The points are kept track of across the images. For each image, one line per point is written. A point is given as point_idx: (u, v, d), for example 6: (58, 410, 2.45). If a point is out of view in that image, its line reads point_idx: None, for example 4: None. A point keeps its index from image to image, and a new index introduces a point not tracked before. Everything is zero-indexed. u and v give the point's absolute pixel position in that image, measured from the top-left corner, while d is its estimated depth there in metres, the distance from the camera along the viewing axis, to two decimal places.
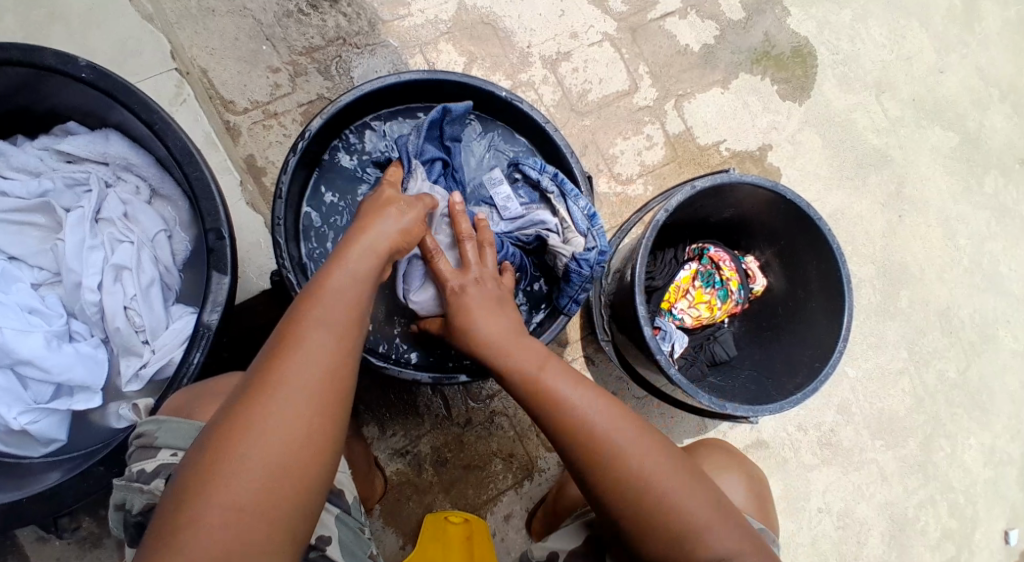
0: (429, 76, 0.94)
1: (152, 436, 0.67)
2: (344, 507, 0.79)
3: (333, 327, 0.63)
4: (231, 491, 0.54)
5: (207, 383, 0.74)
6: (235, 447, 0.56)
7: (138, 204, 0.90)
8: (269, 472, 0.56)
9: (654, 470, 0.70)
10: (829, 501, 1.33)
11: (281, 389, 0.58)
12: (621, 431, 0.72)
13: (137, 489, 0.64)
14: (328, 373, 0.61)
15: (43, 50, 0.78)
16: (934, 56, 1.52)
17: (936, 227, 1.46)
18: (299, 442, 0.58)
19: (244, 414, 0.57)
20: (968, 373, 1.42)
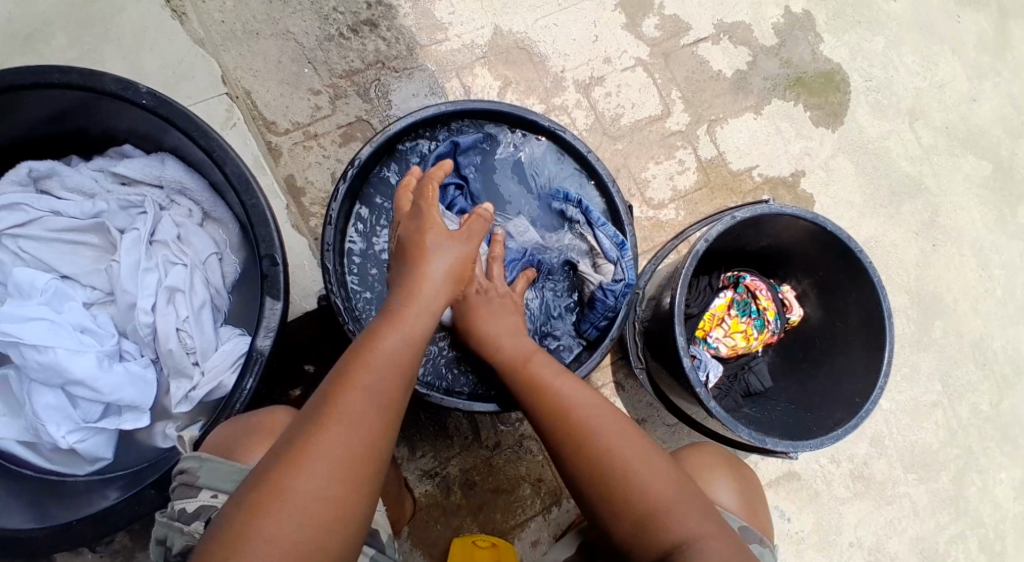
0: (474, 105, 0.95)
1: (193, 475, 0.69)
2: (378, 547, 0.79)
3: (390, 364, 0.64)
4: (282, 527, 0.54)
5: (248, 417, 0.76)
6: (289, 481, 0.56)
7: (191, 227, 0.92)
8: (321, 509, 0.56)
9: (652, 483, 0.71)
10: (860, 535, 1.31)
11: (337, 424, 0.59)
12: (620, 437, 0.74)
13: (177, 528, 0.64)
14: (385, 411, 0.61)
15: (104, 76, 0.80)
16: (967, 84, 1.51)
17: (969, 257, 1.44)
18: (349, 477, 0.58)
19: (300, 448, 0.57)
20: (1001, 406, 1.40)
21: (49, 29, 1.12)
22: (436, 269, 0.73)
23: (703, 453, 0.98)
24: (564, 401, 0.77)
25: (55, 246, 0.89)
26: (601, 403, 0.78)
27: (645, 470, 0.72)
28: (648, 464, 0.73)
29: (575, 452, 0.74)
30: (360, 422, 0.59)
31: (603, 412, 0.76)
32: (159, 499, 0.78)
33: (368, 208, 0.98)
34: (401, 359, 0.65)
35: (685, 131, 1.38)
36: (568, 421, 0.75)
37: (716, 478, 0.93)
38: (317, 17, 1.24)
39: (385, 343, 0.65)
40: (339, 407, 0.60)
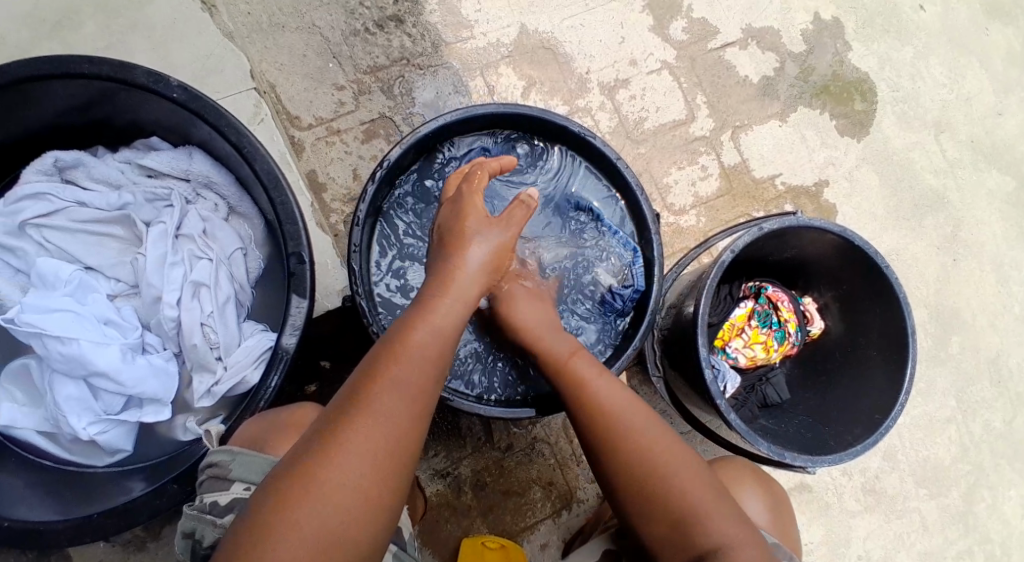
0: (502, 109, 0.94)
1: (226, 467, 0.68)
2: (401, 545, 0.78)
3: (427, 355, 0.64)
4: (314, 518, 0.54)
5: (277, 414, 0.76)
6: (322, 470, 0.56)
7: (216, 221, 0.92)
8: (353, 501, 0.56)
9: (689, 487, 0.73)
10: (868, 549, 1.30)
11: (372, 415, 0.59)
12: (655, 440, 0.76)
13: (209, 522, 0.64)
14: (420, 403, 0.62)
15: (136, 69, 0.80)
16: (994, 97, 1.49)
17: (989, 272, 1.42)
18: (380, 469, 0.58)
19: (335, 436, 0.58)
20: (1014, 424, 1.39)
21: (75, 17, 1.12)
22: (470, 259, 0.73)
23: (733, 465, 0.98)
24: (604, 402, 0.77)
25: (80, 237, 0.89)
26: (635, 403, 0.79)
27: (681, 471, 0.74)
28: (681, 468, 0.74)
29: (610, 450, 0.76)
30: (394, 413, 0.59)
31: (643, 416, 0.78)
32: (182, 494, 0.78)
33: (393, 213, 0.98)
34: (437, 351, 0.65)
35: (708, 137, 1.36)
36: (610, 422, 0.76)
37: (747, 490, 0.94)
38: (344, 11, 1.23)
39: (420, 334, 0.65)
40: (375, 397, 0.60)
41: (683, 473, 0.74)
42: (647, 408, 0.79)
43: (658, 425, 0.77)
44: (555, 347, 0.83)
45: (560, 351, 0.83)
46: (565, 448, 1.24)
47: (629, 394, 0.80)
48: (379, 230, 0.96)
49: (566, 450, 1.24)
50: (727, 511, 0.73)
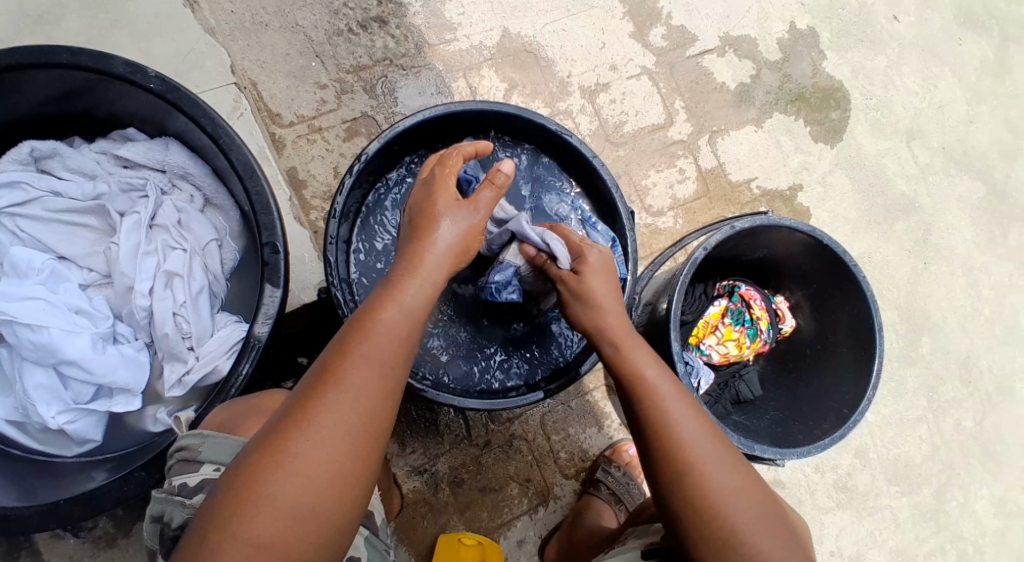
0: (471, 108, 0.95)
1: (195, 450, 0.68)
2: (373, 530, 0.78)
3: (394, 336, 0.65)
4: (286, 496, 0.55)
5: (249, 399, 0.76)
6: (288, 445, 0.57)
7: (192, 212, 0.93)
8: (323, 479, 0.57)
9: (753, 529, 0.65)
10: (841, 545, 1.32)
11: (341, 394, 0.60)
12: (721, 471, 0.68)
13: (178, 503, 0.64)
14: (388, 383, 0.63)
15: (114, 58, 0.81)
16: (965, 106, 1.53)
17: (959, 276, 1.46)
18: (350, 447, 0.59)
19: (306, 410, 0.59)
20: (984, 424, 1.42)
21: (58, 11, 1.13)
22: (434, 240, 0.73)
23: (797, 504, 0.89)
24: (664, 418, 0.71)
25: (53, 226, 0.90)
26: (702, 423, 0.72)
27: (744, 507, 0.66)
28: (742, 504, 0.66)
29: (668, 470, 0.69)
30: (363, 391, 0.61)
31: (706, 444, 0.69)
32: (149, 481, 0.79)
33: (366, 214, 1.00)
34: (403, 332, 0.66)
35: (686, 141, 1.39)
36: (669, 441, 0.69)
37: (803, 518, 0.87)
38: (328, 11, 1.25)
39: (386, 315, 0.66)
40: (344, 376, 0.61)
41: (744, 510, 0.66)
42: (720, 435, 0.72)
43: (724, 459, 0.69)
44: (629, 348, 0.77)
45: (631, 349, 0.77)
46: (543, 444, 1.25)
47: (699, 412, 0.73)
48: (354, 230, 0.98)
49: (543, 447, 1.25)
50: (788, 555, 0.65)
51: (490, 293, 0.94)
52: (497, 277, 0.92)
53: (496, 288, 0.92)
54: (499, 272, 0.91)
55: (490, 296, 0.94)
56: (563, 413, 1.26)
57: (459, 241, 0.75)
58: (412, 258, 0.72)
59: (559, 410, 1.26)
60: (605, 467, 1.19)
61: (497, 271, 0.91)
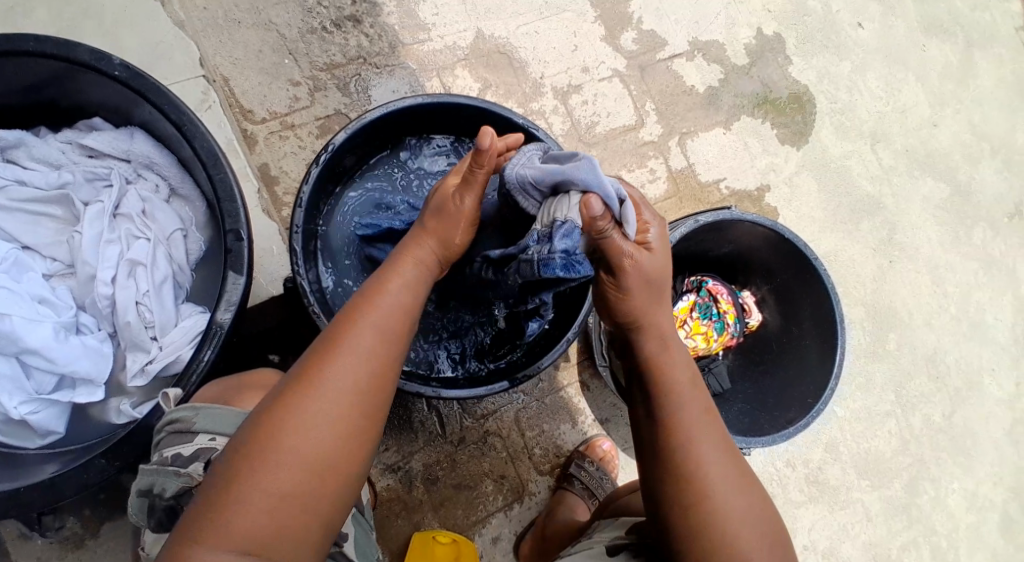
0: (435, 100, 0.97)
1: (188, 421, 0.68)
2: (359, 507, 0.79)
3: (395, 322, 0.65)
4: (279, 475, 0.56)
5: (238, 377, 0.77)
6: (285, 419, 0.57)
7: (157, 202, 0.93)
8: (319, 458, 0.57)
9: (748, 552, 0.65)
10: (814, 539, 1.34)
11: (333, 377, 0.59)
12: (729, 492, 0.67)
13: (172, 472, 0.65)
14: (387, 368, 0.63)
15: (79, 46, 0.81)
16: (928, 111, 1.58)
17: (924, 274, 1.50)
18: (342, 429, 0.59)
19: (301, 391, 0.58)
20: (952, 418, 1.45)
21: (26, 4, 1.12)
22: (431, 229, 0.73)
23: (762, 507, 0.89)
24: (679, 411, 0.71)
25: (15, 215, 0.89)
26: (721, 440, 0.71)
27: (746, 531, 0.66)
28: (743, 526, 0.66)
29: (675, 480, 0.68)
30: (355, 375, 0.60)
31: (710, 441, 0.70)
32: (110, 468, 0.77)
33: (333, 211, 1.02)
34: (403, 319, 0.66)
35: (657, 142, 1.42)
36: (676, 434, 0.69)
37: None
38: (301, 10, 1.26)
39: (385, 300, 0.66)
40: (343, 357, 0.60)
41: (744, 531, 0.66)
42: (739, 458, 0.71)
43: (725, 455, 0.70)
44: (669, 350, 0.74)
45: (673, 352, 0.74)
46: (517, 441, 1.25)
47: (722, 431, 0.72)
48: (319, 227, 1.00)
49: (518, 443, 1.25)
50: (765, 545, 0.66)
51: (543, 264, 0.67)
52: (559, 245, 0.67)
53: (561, 260, 0.67)
54: (563, 237, 0.68)
55: (541, 269, 0.68)
56: (537, 409, 1.26)
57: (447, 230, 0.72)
58: (413, 246, 0.72)
59: (533, 406, 1.26)
60: (578, 462, 1.20)
61: (561, 234, 0.68)
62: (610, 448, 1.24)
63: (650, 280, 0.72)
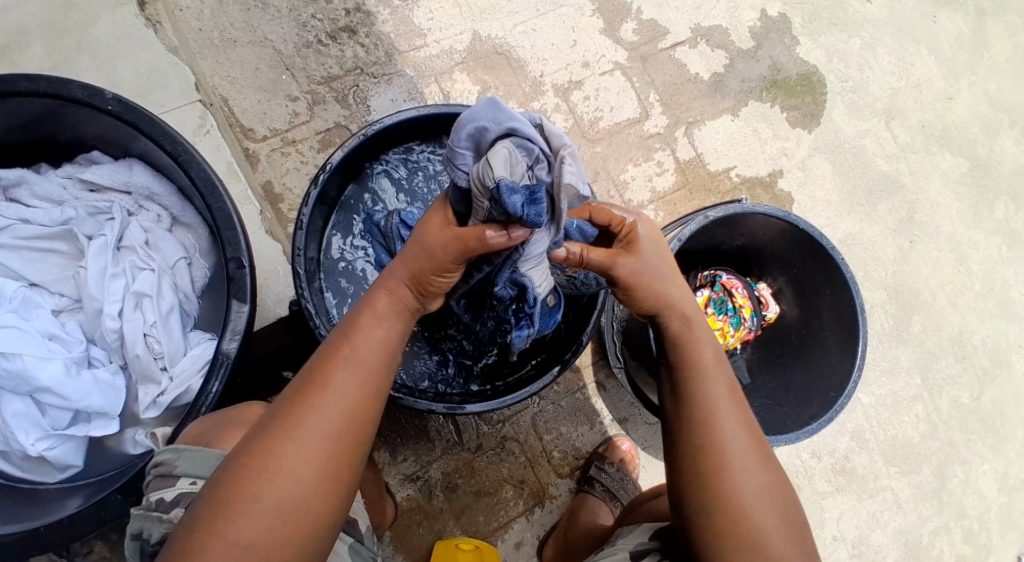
0: (428, 111, 0.97)
1: (171, 465, 0.68)
2: (358, 537, 0.77)
3: (376, 352, 0.65)
4: (269, 504, 0.57)
5: (228, 412, 0.75)
6: (269, 456, 0.58)
7: (159, 232, 0.95)
8: (309, 487, 0.58)
9: (773, 533, 0.64)
10: (843, 529, 1.31)
11: (318, 412, 0.60)
12: (749, 470, 0.67)
13: (156, 518, 0.64)
14: (371, 393, 0.64)
15: (71, 83, 0.82)
16: (944, 83, 1.53)
17: (946, 253, 1.46)
18: (327, 461, 0.60)
19: (289, 423, 0.60)
20: (981, 399, 1.41)
21: (22, 38, 1.13)
22: (409, 277, 0.69)
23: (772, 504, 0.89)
24: (705, 405, 0.70)
25: (22, 253, 0.90)
26: (744, 420, 0.70)
27: (769, 515, 0.64)
28: (763, 506, 0.65)
29: (694, 457, 0.68)
30: (341, 406, 0.61)
31: (740, 437, 0.68)
32: (127, 503, 0.80)
33: (334, 230, 1.02)
34: (384, 347, 0.66)
35: (663, 133, 1.39)
36: (697, 422, 0.69)
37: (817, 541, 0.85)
38: (296, 24, 1.25)
39: (365, 336, 0.66)
40: (323, 393, 0.61)
41: (766, 511, 0.65)
42: (761, 438, 0.70)
43: (754, 450, 0.68)
44: (691, 334, 0.75)
45: (697, 338, 0.75)
46: (536, 445, 1.24)
47: (745, 416, 0.71)
48: (325, 248, 1.01)
49: (536, 447, 1.24)
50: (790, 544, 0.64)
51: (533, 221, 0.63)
52: (515, 199, 0.61)
53: (529, 209, 0.62)
54: (513, 188, 0.61)
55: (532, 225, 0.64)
56: (553, 412, 1.25)
57: (424, 276, 0.68)
58: (385, 283, 0.70)
59: (549, 409, 1.25)
60: (597, 465, 1.19)
61: (509, 189, 0.61)
62: (629, 449, 1.23)
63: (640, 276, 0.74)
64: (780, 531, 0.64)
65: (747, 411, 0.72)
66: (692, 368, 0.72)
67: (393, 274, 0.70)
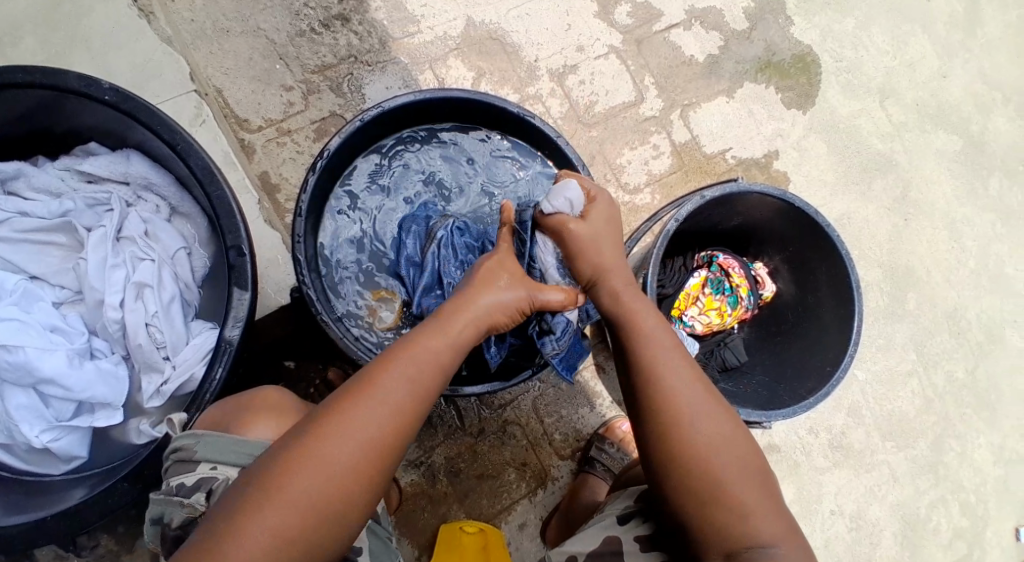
0: (424, 95, 0.97)
1: (190, 450, 0.69)
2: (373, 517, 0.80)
3: (427, 370, 0.66)
4: (299, 498, 0.57)
5: (238, 397, 0.77)
6: (309, 452, 0.59)
7: (158, 222, 0.96)
8: (342, 482, 0.59)
9: (746, 498, 0.65)
10: (841, 504, 1.32)
11: (364, 417, 0.61)
12: (716, 438, 0.68)
13: (177, 503, 0.65)
14: (415, 405, 0.64)
15: (68, 74, 0.82)
16: (938, 61, 1.53)
17: (941, 230, 1.46)
18: (363, 462, 0.60)
19: (329, 423, 0.60)
20: (976, 374, 1.43)
21: (15, 32, 1.13)
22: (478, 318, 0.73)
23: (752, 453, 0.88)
24: (666, 374, 0.71)
25: (22, 246, 0.91)
26: (700, 390, 0.71)
27: (742, 481, 0.66)
28: (734, 474, 0.66)
29: (662, 433, 0.68)
30: (383, 413, 0.62)
31: (701, 404, 0.70)
32: (134, 489, 0.81)
33: (330, 215, 1.03)
34: (436, 366, 0.67)
35: (658, 117, 1.39)
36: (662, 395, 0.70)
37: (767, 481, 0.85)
38: (288, 13, 1.25)
39: (420, 351, 0.66)
40: (366, 396, 0.62)
41: (738, 477, 0.66)
42: (721, 403, 0.71)
43: (719, 414, 0.70)
44: (632, 308, 0.77)
45: (640, 313, 0.76)
46: (537, 428, 1.25)
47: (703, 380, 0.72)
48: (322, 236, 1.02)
49: (537, 430, 1.25)
50: (766, 508, 0.66)
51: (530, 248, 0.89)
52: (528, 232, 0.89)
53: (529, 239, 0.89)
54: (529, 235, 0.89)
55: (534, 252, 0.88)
56: (554, 396, 1.26)
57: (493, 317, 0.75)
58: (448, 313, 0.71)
59: (550, 392, 1.26)
60: (598, 446, 1.20)
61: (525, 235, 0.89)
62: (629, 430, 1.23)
63: (598, 235, 0.81)
64: (755, 499, 0.66)
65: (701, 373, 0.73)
66: (646, 341, 0.73)
67: (458, 307, 0.72)
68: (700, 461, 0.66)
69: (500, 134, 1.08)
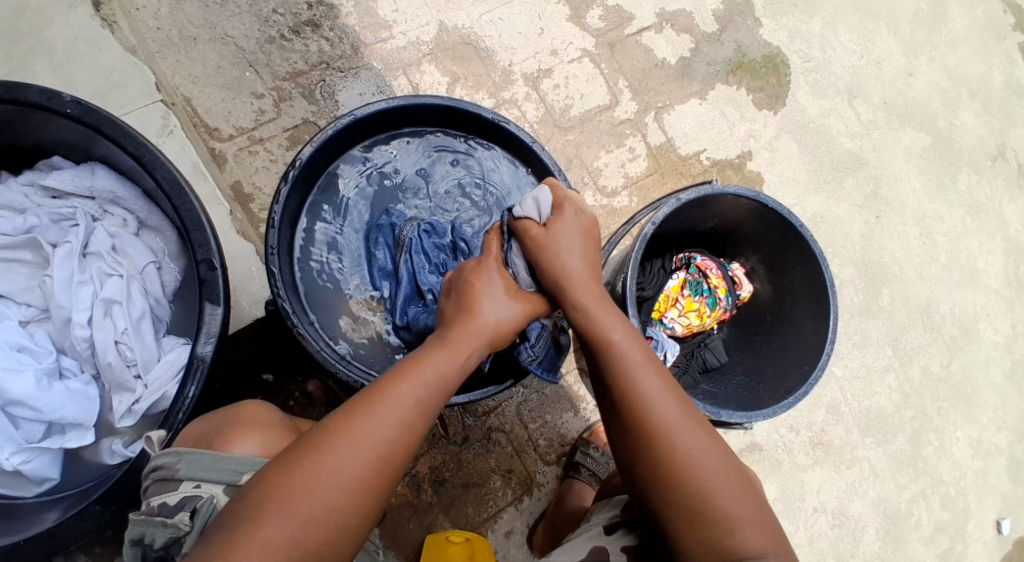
0: (397, 102, 0.96)
1: (172, 469, 0.68)
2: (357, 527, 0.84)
3: (429, 388, 0.68)
4: (293, 520, 0.58)
5: (219, 413, 0.75)
6: (303, 474, 0.60)
7: (126, 237, 0.93)
8: (337, 501, 0.60)
9: (729, 508, 0.66)
10: (823, 500, 1.34)
11: (359, 437, 0.62)
12: (694, 448, 0.68)
13: (160, 523, 0.64)
14: (414, 423, 0.65)
15: (27, 87, 0.80)
16: (903, 59, 1.56)
17: (912, 226, 1.50)
18: (358, 482, 0.61)
19: (321, 445, 0.62)
20: (951, 366, 1.46)
21: None
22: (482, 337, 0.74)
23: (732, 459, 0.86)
24: (640, 386, 0.71)
25: None
26: (673, 399, 0.71)
27: (724, 490, 0.67)
28: (717, 484, 0.67)
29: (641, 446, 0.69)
30: (380, 433, 0.63)
31: (676, 414, 0.70)
32: (105, 513, 0.79)
33: (304, 224, 1.01)
34: (439, 385, 0.68)
35: (633, 119, 1.39)
36: (636, 407, 0.70)
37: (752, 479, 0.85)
38: (257, 19, 1.22)
39: (423, 372, 0.68)
40: (360, 420, 0.63)
41: (720, 487, 0.66)
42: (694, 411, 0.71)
43: (693, 424, 0.70)
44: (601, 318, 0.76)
45: (605, 319, 0.76)
46: (521, 434, 1.24)
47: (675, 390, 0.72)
48: (297, 245, 1.00)
49: (522, 436, 1.24)
50: (748, 514, 0.66)
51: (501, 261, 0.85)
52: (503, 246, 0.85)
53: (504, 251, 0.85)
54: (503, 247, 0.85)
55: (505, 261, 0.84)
56: (538, 401, 1.26)
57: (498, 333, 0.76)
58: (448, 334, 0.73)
59: (534, 398, 1.26)
60: (583, 449, 1.19)
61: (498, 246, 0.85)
62: None
63: (559, 240, 0.80)
64: (736, 506, 0.66)
65: (673, 382, 0.73)
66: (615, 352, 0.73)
67: (460, 329, 0.73)
68: (680, 472, 0.67)
69: (476, 138, 1.07)
